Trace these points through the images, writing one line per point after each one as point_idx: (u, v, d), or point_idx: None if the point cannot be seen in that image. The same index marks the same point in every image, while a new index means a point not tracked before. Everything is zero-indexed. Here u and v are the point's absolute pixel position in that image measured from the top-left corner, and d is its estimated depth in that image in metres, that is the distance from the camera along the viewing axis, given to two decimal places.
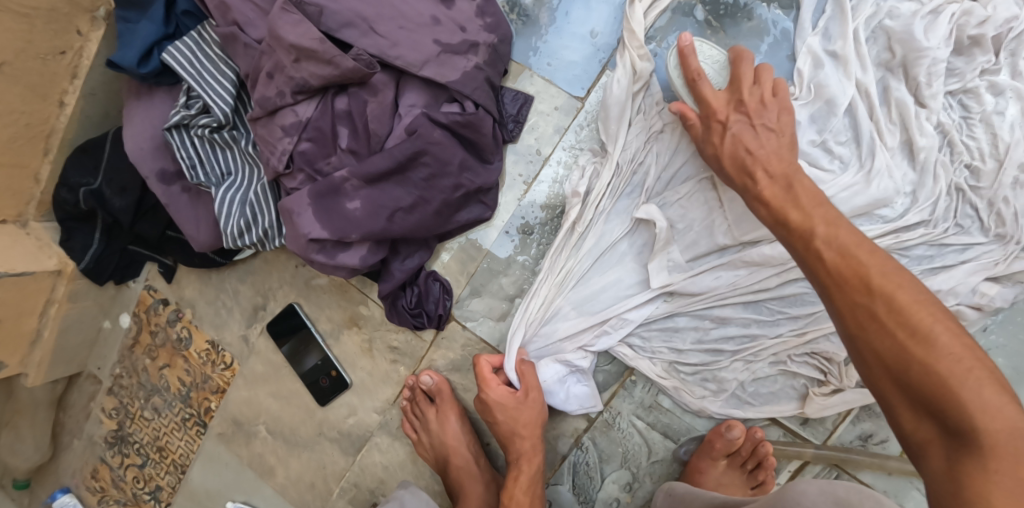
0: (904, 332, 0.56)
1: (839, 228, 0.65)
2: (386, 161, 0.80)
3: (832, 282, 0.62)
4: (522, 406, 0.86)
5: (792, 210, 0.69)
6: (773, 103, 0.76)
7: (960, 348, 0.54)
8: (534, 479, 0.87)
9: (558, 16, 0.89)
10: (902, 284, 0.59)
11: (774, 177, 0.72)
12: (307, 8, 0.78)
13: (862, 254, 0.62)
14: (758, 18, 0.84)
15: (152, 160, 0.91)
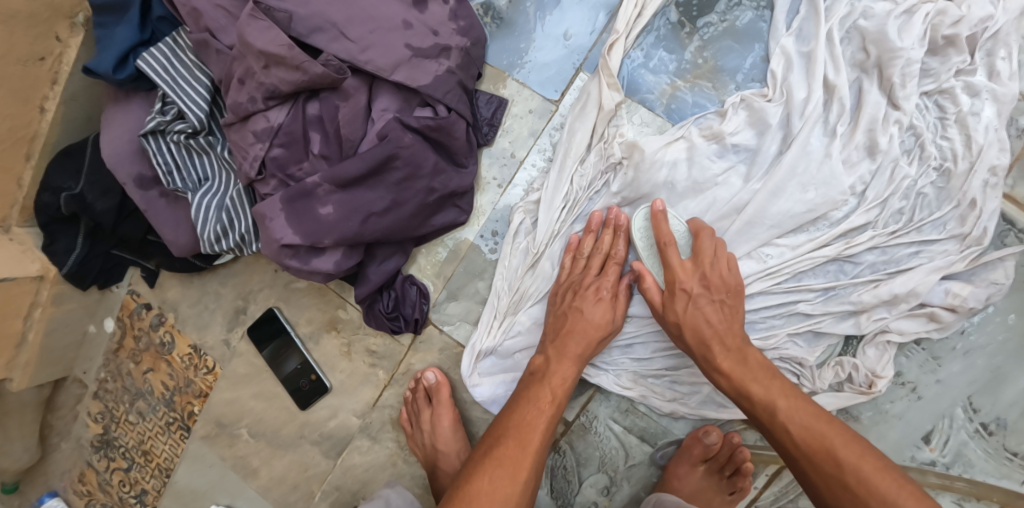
0: (857, 482, 0.66)
1: (796, 399, 0.73)
2: (359, 166, 0.80)
3: (805, 451, 0.70)
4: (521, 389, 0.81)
5: (754, 384, 0.74)
6: (728, 277, 0.78)
7: (865, 470, 0.66)
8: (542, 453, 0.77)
9: (531, 19, 0.88)
10: (849, 445, 0.68)
11: (729, 356, 0.76)
12: (277, 14, 0.78)
13: (823, 428, 0.70)
14: (732, 20, 0.84)
15: (129, 165, 0.91)
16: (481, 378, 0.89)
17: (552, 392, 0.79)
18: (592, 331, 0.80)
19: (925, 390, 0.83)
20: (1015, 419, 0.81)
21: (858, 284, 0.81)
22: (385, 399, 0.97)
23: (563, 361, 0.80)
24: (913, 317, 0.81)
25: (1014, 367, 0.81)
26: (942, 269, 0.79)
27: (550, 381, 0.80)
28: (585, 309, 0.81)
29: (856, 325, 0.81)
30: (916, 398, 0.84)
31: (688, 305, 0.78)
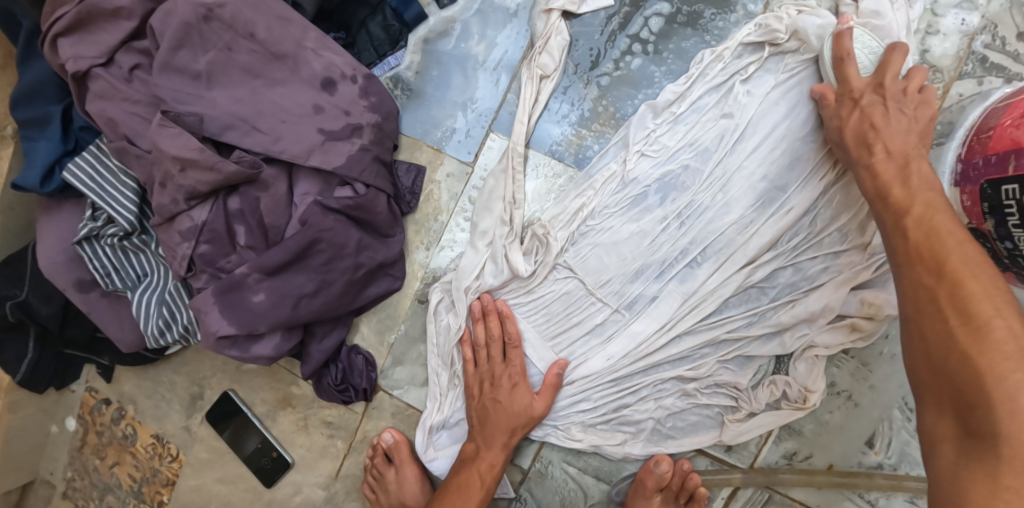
0: (957, 320, 0.60)
1: (919, 275, 0.65)
2: (282, 254, 0.82)
3: (940, 347, 0.60)
4: (449, 474, 0.87)
5: (897, 188, 0.72)
6: (917, 99, 0.76)
7: (976, 299, 0.60)
8: None
9: (438, 87, 0.92)
10: (988, 294, 0.60)
11: (890, 153, 0.74)
12: (186, 118, 0.81)
13: (970, 261, 0.63)
14: (626, 67, 0.87)
15: (67, 271, 0.91)
16: (436, 451, 0.93)
17: (475, 482, 0.85)
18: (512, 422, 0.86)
19: (861, 397, 0.87)
20: None
21: (773, 307, 0.84)
22: (347, 467, 0.99)
23: (492, 448, 0.86)
24: (837, 329, 0.84)
25: None
26: (851, 280, 0.83)
27: (477, 466, 0.85)
28: (500, 397, 0.86)
29: (782, 344, 0.85)
30: (853, 405, 0.88)
31: (880, 163, 0.74)
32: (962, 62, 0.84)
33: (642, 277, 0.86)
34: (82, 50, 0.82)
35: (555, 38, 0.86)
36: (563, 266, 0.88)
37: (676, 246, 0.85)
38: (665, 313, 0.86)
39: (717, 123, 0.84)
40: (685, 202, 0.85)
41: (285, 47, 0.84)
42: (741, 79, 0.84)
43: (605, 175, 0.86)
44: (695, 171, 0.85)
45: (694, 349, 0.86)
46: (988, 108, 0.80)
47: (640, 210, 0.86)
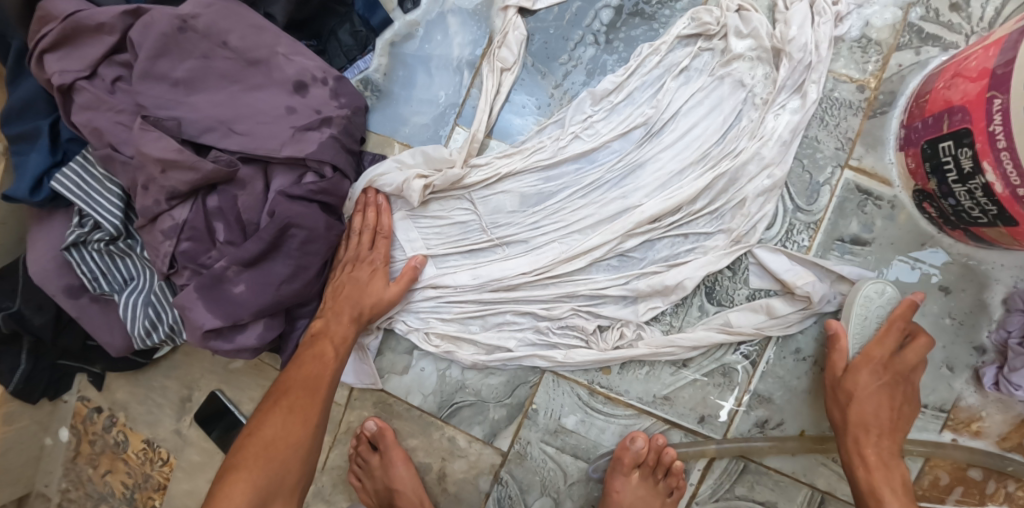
0: (863, 471, 0.82)
1: (878, 450, 0.83)
2: (259, 245, 0.86)
3: (863, 463, 0.82)
4: (294, 362, 0.88)
5: (861, 468, 0.82)
6: (907, 360, 0.83)
7: (874, 454, 0.82)
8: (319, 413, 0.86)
9: (405, 86, 0.97)
10: (879, 461, 0.82)
11: (880, 437, 0.83)
12: (166, 122, 0.86)
13: (876, 465, 0.82)
14: (580, 58, 0.92)
15: (57, 278, 0.95)
16: (308, 334, 0.96)
17: (345, 307, 0.90)
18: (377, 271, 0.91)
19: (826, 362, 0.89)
20: None
21: (639, 275, 0.90)
22: (333, 460, 1.01)
23: (338, 327, 0.89)
24: (753, 310, 0.88)
25: None
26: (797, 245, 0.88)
27: (331, 337, 0.89)
28: (359, 274, 0.91)
29: (703, 307, 0.90)
30: (818, 370, 0.89)
31: (859, 442, 0.83)
32: (899, 34, 0.88)
33: (537, 236, 0.92)
34: (68, 65, 0.87)
35: (512, 33, 0.92)
36: (466, 202, 0.94)
37: (578, 213, 0.91)
38: (560, 267, 0.91)
39: (650, 113, 0.89)
40: (591, 175, 0.91)
41: (258, 53, 0.89)
42: (676, 76, 0.90)
43: (533, 146, 0.92)
44: (614, 152, 0.91)
45: (558, 296, 0.92)
46: (927, 76, 0.85)
47: (551, 174, 0.92)
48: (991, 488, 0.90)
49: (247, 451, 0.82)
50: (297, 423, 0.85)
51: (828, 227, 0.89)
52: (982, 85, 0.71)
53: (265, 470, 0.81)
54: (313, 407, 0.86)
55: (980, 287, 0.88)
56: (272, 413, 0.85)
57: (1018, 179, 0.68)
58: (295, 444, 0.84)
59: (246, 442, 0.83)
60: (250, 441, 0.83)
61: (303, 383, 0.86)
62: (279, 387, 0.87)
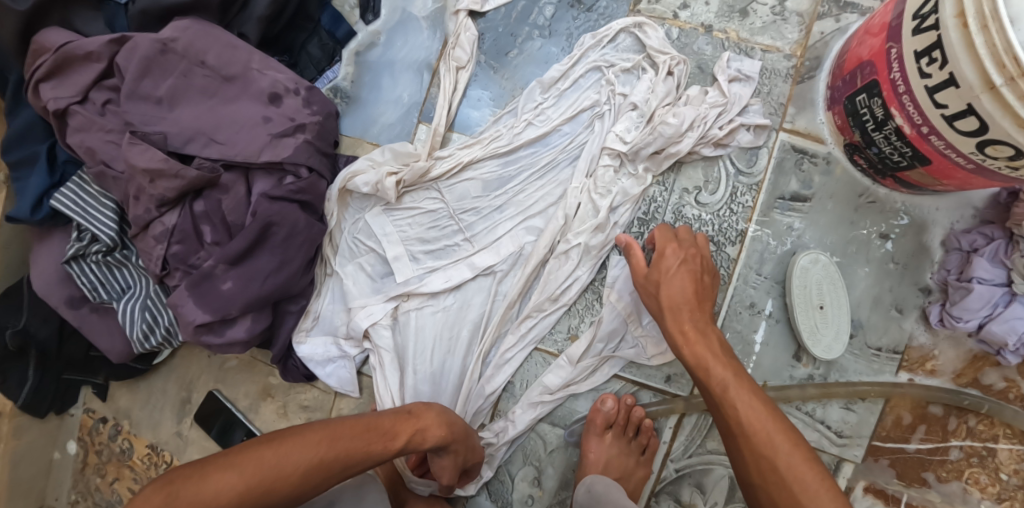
0: (747, 448, 0.74)
1: (739, 403, 0.77)
2: (242, 242, 0.93)
3: (742, 437, 0.75)
4: (367, 418, 0.80)
5: (740, 436, 0.75)
6: (678, 254, 0.88)
7: (750, 411, 0.75)
8: (330, 467, 0.75)
9: (371, 90, 1.05)
10: (765, 425, 0.74)
11: (695, 333, 0.83)
12: (152, 137, 0.94)
13: (768, 425, 0.74)
14: (528, 51, 1.01)
15: (59, 290, 1.03)
16: (306, 336, 1.02)
17: (432, 438, 0.83)
18: (461, 430, 0.87)
19: (779, 313, 0.94)
20: (867, 316, 0.94)
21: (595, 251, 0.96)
22: None
23: (438, 421, 0.84)
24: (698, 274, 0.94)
25: (849, 272, 0.94)
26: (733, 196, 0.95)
27: (405, 428, 0.82)
28: (454, 419, 0.87)
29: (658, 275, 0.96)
30: (774, 322, 0.95)
31: (687, 350, 0.83)
32: (818, 4, 0.95)
33: (500, 219, 0.99)
34: (61, 92, 0.95)
35: (464, 34, 1.00)
36: (434, 192, 1.01)
37: (536, 195, 0.98)
38: (524, 246, 0.98)
39: (596, 98, 0.97)
40: (546, 155, 0.98)
41: (233, 69, 0.97)
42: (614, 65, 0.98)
43: (492, 135, 0.99)
44: (565, 134, 0.98)
45: (524, 278, 0.97)
46: (847, 38, 0.92)
47: (507, 160, 0.99)
48: (953, 425, 0.93)
49: (262, 454, 0.72)
50: (315, 477, 0.74)
51: (770, 186, 0.95)
52: (882, 38, 0.78)
53: (258, 496, 0.70)
54: (347, 468, 0.76)
55: (919, 230, 0.93)
56: (311, 436, 0.75)
57: (919, 117, 0.74)
58: (301, 491, 0.73)
59: (269, 440, 0.74)
60: (262, 445, 0.73)
61: (358, 451, 0.77)
62: (375, 424, 0.80)
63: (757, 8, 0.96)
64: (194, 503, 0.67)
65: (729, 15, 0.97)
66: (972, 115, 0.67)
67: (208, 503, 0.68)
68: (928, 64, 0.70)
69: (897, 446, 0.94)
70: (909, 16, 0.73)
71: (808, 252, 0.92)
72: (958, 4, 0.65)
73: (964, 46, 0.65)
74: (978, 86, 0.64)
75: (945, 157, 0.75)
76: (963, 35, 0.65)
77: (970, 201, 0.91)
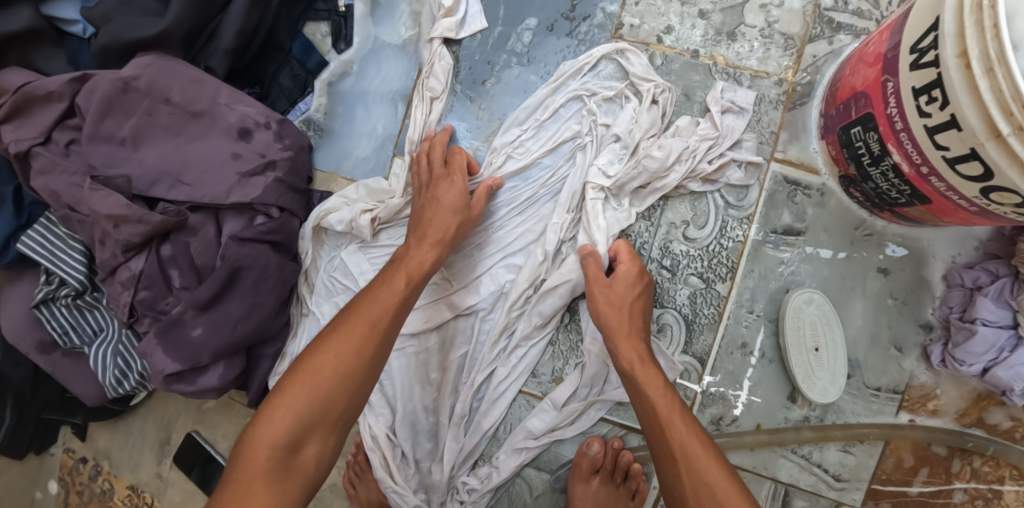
0: (678, 467, 0.73)
1: (677, 425, 0.75)
2: (210, 288, 0.89)
3: (675, 457, 0.74)
4: (382, 288, 0.81)
5: (673, 456, 0.74)
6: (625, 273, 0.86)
7: (685, 433, 0.75)
8: (363, 351, 0.76)
9: (345, 122, 1.01)
10: (696, 447, 0.74)
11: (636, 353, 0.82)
12: (115, 180, 0.90)
13: (699, 447, 0.74)
14: (506, 80, 0.97)
15: (30, 335, 0.99)
16: None
17: (433, 232, 0.86)
18: (454, 204, 0.87)
19: (772, 353, 0.90)
20: (864, 356, 0.90)
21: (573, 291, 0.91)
22: None
23: (423, 247, 0.85)
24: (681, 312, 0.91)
25: (845, 308, 0.89)
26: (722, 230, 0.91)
27: (407, 266, 0.83)
28: (442, 198, 0.88)
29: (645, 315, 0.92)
30: (768, 362, 0.90)
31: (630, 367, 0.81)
32: (810, 25, 0.90)
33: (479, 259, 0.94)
34: (23, 133, 0.91)
35: (438, 63, 0.96)
36: None
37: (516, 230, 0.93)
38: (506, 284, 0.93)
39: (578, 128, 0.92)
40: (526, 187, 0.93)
41: (200, 105, 0.94)
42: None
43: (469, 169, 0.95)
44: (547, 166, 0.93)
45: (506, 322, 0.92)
46: (840, 63, 0.87)
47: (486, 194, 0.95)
48: (956, 467, 0.89)
49: (296, 379, 0.74)
50: (357, 367, 0.76)
51: (761, 219, 0.90)
52: (877, 69, 0.72)
53: (319, 413, 0.73)
54: (376, 359, 0.77)
55: (919, 264, 0.88)
56: (334, 340, 0.76)
57: (919, 157, 0.69)
58: (350, 393, 0.75)
59: (296, 371, 0.75)
60: (285, 383, 0.74)
61: (375, 322, 0.78)
62: (370, 296, 0.81)
63: (745, 31, 0.91)
64: (262, 449, 0.70)
65: (716, 39, 0.92)
66: (975, 161, 0.62)
67: (281, 435, 0.71)
68: (927, 103, 0.64)
69: (898, 490, 0.90)
70: (906, 49, 0.67)
71: (802, 290, 0.88)
72: (960, 42, 0.60)
73: (966, 87, 0.59)
74: (982, 133, 0.59)
75: (946, 198, 0.70)
76: (966, 77, 0.59)
77: (973, 233, 0.87)
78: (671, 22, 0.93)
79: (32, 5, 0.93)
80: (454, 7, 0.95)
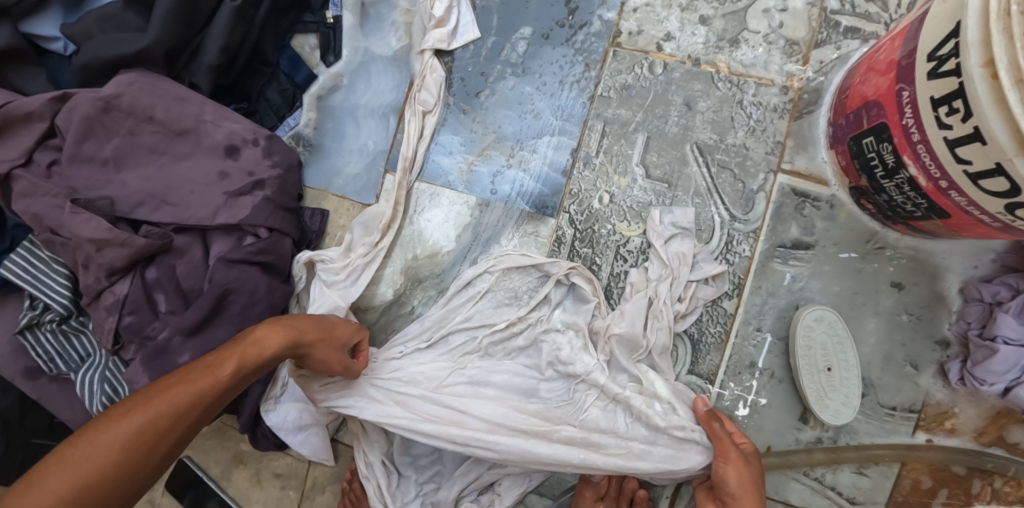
0: None
1: None
2: (198, 313, 0.87)
3: None
4: (198, 366, 0.70)
5: None
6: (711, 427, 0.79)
7: None
8: (154, 428, 0.64)
9: (335, 138, 0.98)
10: None
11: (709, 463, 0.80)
12: (98, 203, 0.87)
13: None
14: (500, 91, 0.94)
15: (15, 362, 0.96)
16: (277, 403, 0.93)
17: (273, 347, 0.73)
18: (335, 338, 0.79)
19: (782, 372, 0.87)
20: (878, 375, 0.86)
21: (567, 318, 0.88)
22: None
23: (236, 358, 0.71)
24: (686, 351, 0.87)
25: (857, 325, 0.86)
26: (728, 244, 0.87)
27: (240, 348, 0.72)
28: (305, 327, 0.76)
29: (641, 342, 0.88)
30: (777, 382, 0.87)
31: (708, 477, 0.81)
32: (816, 31, 0.87)
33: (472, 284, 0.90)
34: (2, 155, 0.87)
35: (430, 76, 0.94)
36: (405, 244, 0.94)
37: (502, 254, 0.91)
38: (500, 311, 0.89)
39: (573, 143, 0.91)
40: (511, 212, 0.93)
41: (185, 123, 0.91)
42: (593, 107, 0.91)
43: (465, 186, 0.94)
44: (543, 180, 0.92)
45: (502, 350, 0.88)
46: (847, 70, 0.83)
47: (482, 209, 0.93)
48: (977, 488, 0.85)
49: (83, 445, 0.62)
50: (129, 459, 0.63)
51: (768, 233, 0.87)
52: (890, 78, 0.68)
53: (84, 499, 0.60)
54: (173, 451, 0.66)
55: (933, 278, 0.85)
56: (123, 407, 0.65)
57: (937, 170, 0.65)
58: (120, 491, 0.63)
59: (102, 421, 0.64)
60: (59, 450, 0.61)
61: (179, 412, 0.66)
62: (207, 362, 0.70)
63: (748, 37, 0.88)
64: None
65: (719, 45, 0.88)
66: (1001, 176, 0.58)
67: None
68: (948, 114, 0.60)
69: None
70: (924, 56, 0.63)
71: (812, 307, 0.84)
72: (985, 51, 0.56)
73: (992, 100, 0.56)
74: (1011, 148, 0.56)
75: (967, 213, 0.66)
76: (992, 89, 0.56)
77: (990, 245, 0.83)
78: (671, 29, 0.90)
79: (9, 23, 0.90)
80: (445, 18, 0.93)
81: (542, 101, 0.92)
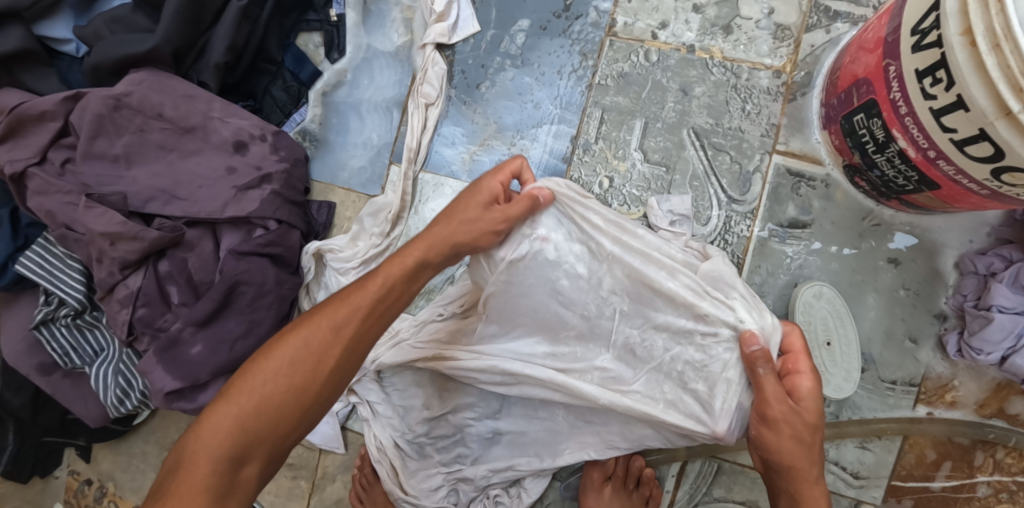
0: None
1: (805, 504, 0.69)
2: (209, 304, 0.88)
3: None
4: (405, 257, 0.72)
5: None
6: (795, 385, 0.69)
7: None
8: (325, 351, 0.66)
9: (340, 132, 1.01)
10: None
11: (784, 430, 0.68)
12: (110, 198, 0.90)
13: None
14: (500, 83, 0.96)
15: (30, 357, 0.98)
16: None
17: (459, 232, 0.72)
18: (479, 221, 0.72)
19: None
20: (878, 350, 0.88)
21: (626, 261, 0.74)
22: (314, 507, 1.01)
23: (421, 243, 0.72)
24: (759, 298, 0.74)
25: (856, 301, 0.87)
26: (726, 224, 0.89)
27: (398, 260, 0.72)
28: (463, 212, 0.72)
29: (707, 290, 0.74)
30: None
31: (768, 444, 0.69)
32: (807, 16, 0.89)
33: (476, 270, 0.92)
34: (17, 154, 0.89)
35: (431, 70, 0.97)
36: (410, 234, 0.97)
37: None
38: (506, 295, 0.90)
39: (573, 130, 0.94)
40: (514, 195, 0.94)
41: (193, 120, 0.93)
42: (592, 95, 0.93)
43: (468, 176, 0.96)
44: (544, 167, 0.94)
45: None
46: (838, 52, 0.85)
47: None
48: (979, 460, 0.86)
49: (253, 377, 0.65)
50: (293, 388, 0.65)
51: (766, 213, 0.89)
52: (878, 55, 0.71)
53: (264, 422, 0.64)
54: (345, 359, 0.67)
55: (929, 253, 0.86)
56: (323, 315, 0.68)
57: (925, 141, 0.67)
58: (296, 409, 0.65)
59: (262, 359, 0.66)
60: (246, 369, 0.66)
61: (349, 324, 0.68)
62: (339, 298, 0.70)
63: (741, 23, 0.90)
64: (196, 458, 0.62)
65: (712, 32, 0.91)
66: (985, 141, 0.60)
67: (213, 451, 0.62)
68: (932, 84, 0.62)
69: (920, 485, 0.87)
70: (908, 31, 0.65)
71: (810, 284, 0.86)
72: (963, 20, 0.58)
73: (972, 67, 0.58)
74: (992, 112, 0.58)
75: (956, 183, 0.68)
76: (971, 55, 0.58)
77: (983, 219, 0.85)
78: (666, 18, 0.92)
79: (22, 25, 0.92)
80: (445, 12, 0.96)
81: (542, 91, 0.95)
